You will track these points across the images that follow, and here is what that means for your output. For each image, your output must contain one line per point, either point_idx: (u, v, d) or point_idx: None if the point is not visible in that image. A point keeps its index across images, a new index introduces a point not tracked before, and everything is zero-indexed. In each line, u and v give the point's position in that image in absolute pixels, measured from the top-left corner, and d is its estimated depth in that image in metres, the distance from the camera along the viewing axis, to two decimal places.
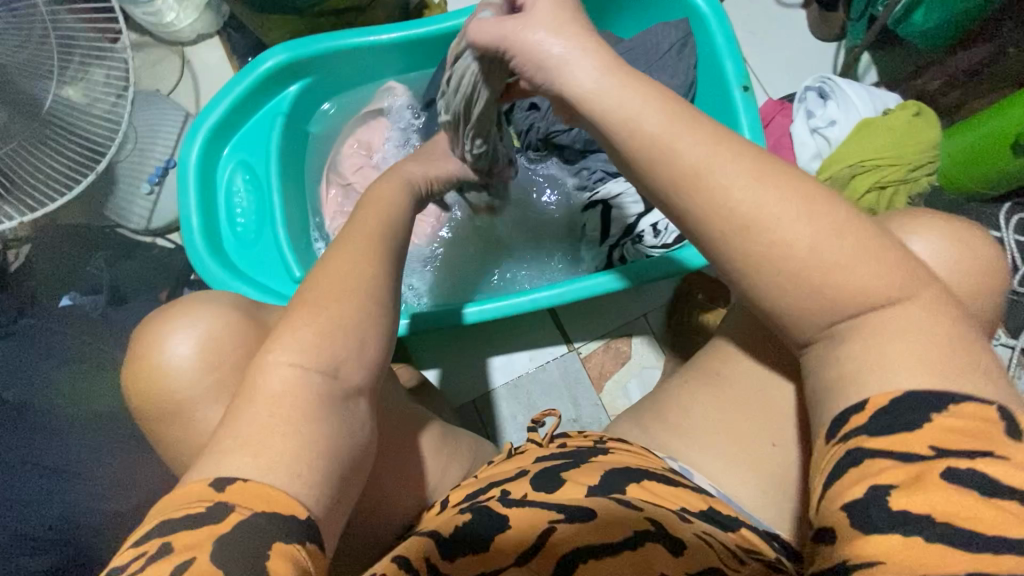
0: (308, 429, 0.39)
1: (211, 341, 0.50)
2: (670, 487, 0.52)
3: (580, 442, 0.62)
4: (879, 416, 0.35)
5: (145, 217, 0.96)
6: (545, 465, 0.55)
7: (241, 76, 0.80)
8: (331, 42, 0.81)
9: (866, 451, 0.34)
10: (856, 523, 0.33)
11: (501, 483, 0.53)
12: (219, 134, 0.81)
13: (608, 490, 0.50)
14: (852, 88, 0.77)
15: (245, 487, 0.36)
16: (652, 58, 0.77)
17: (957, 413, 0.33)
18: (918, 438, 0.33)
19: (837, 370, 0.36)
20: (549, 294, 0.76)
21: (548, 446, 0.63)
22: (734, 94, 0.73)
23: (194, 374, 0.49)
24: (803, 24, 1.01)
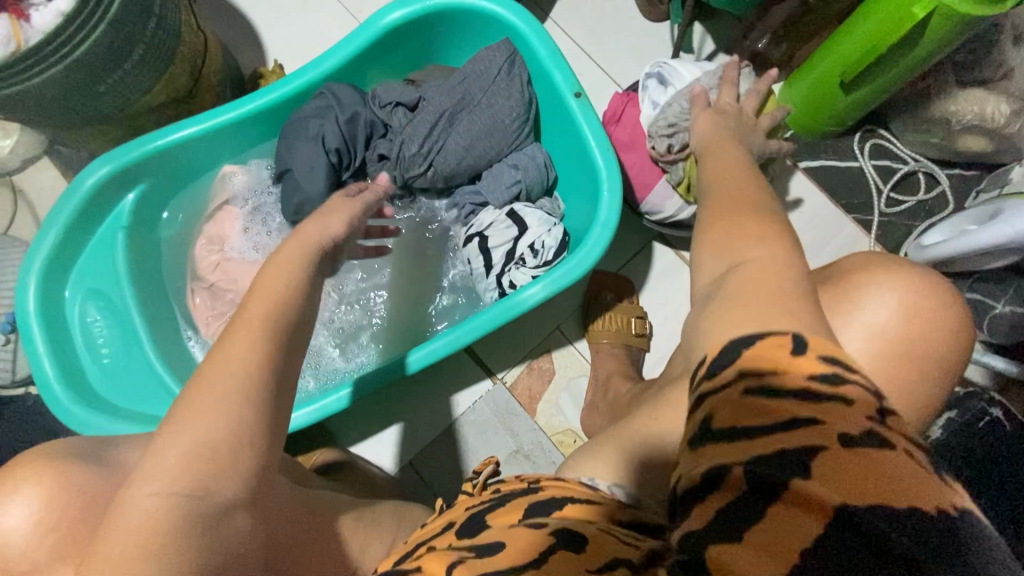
0: (175, 556, 0.36)
1: (49, 508, 0.45)
2: (589, 506, 0.52)
3: (513, 485, 0.61)
4: (745, 379, 0.34)
5: (9, 370, 0.87)
6: (473, 512, 0.56)
7: (64, 201, 0.74)
8: (153, 142, 0.77)
9: (711, 391, 0.34)
10: (704, 467, 0.32)
11: (430, 540, 0.53)
12: (54, 267, 0.75)
13: (529, 517, 0.49)
14: (686, 70, 0.81)
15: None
16: (485, 84, 0.76)
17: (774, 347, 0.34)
18: (730, 370, 0.34)
19: (721, 349, 0.36)
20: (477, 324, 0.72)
21: (482, 493, 0.62)
22: (569, 102, 0.73)
23: (37, 545, 0.44)
24: (634, 9, 1.03)
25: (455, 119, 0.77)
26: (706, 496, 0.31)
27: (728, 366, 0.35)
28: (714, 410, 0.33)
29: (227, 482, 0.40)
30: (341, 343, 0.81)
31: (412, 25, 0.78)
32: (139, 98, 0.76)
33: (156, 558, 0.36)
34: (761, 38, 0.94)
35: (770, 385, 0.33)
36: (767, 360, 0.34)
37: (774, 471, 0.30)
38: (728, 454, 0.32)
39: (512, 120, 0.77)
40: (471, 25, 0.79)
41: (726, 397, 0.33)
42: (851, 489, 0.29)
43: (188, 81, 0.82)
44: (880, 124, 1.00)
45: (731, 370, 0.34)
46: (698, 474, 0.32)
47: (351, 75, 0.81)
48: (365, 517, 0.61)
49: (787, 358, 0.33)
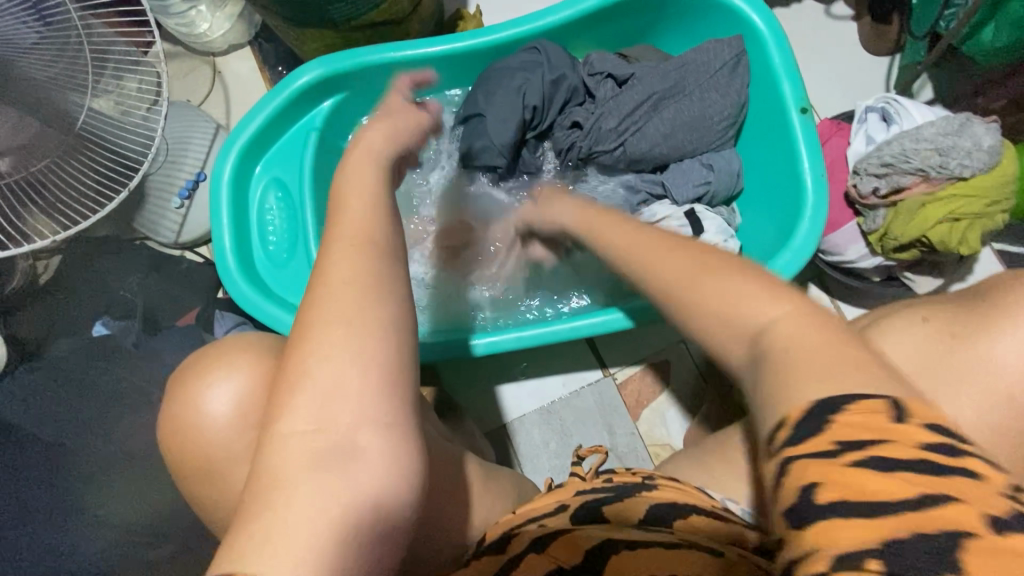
0: (333, 486, 0.32)
1: (239, 393, 0.47)
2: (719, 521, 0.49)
3: (625, 478, 0.59)
4: (851, 450, 0.30)
5: (174, 231, 0.94)
6: (587, 500, 0.54)
7: (276, 92, 0.78)
8: (367, 56, 0.79)
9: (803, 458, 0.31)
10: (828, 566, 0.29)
11: (542, 520, 0.52)
12: (251, 151, 0.79)
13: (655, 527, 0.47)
14: (920, 110, 0.71)
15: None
16: (703, 76, 0.73)
17: (854, 411, 0.31)
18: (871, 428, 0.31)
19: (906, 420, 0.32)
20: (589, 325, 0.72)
21: (594, 480, 0.61)
22: (791, 115, 0.69)
23: (233, 424, 0.47)
24: (854, 39, 0.97)
25: (662, 104, 0.74)
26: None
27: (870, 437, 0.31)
28: (821, 485, 0.30)
29: (351, 405, 0.34)
30: (456, 298, 0.83)
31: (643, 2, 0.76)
32: (366, 12, 0.79)
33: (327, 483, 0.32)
34: (996, 101, 0.86)
35: (874, 451, 0.30)
36: (859, 424, 0.31)
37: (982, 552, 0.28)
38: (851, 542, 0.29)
39: (720, 119, 0.74)
40: (702, 13, 0.76)
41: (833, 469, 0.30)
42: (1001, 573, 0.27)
43: (408, 7, 0.84)
44: None
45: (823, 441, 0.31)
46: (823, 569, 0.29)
47: (564, 36, 0.80)
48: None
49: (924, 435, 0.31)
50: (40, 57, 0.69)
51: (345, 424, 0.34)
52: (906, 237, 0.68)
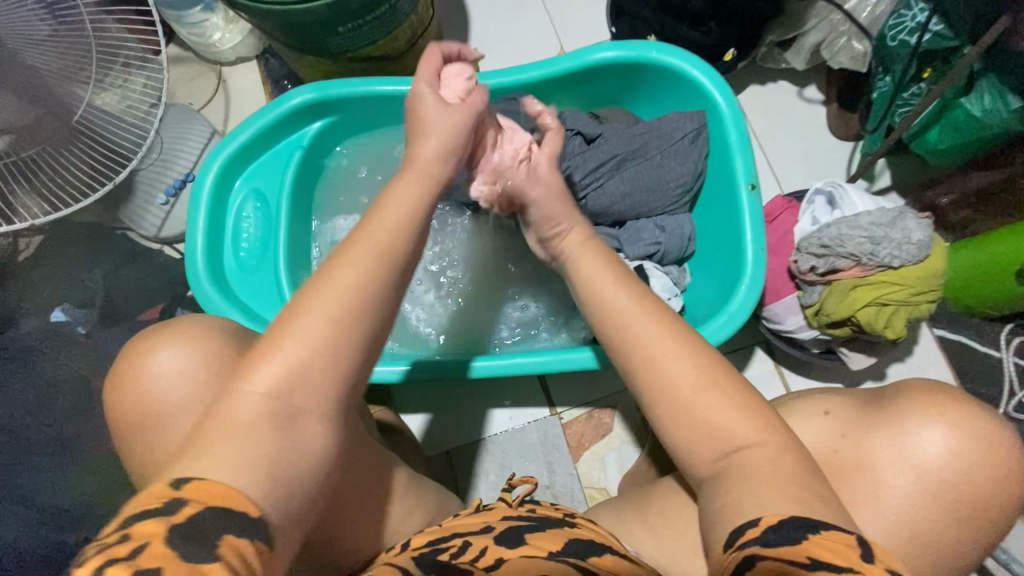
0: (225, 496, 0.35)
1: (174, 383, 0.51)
2: (627, 565, 0.51)
3: (548, 511, 0.59)
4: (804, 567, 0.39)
5: (158, 224, 0.98)
6: (512, 526, 0.54)
7: (267, 110, 0.83)
8: (357, 87, 0.84)
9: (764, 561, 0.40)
10: None
11: (466, 535, 0.53)
12: (237, 161, 0.84)
13: (565, 555, 0.49)
14: (859, 197, 0.77)
15: (213, 484, 0.36)
16: (665, 144, 0.78)
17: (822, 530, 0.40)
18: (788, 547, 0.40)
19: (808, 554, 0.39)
20: (534, 362, 0.76)
21: (518, 507, 0.60)
22: (740, 190, 0.74)
23: (162, 410, 0.51)
24: (822, 122, 1.02)
25: (624, 164, 0.79)
26: None
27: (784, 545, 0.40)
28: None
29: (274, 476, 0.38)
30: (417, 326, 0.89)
31: (620, 68, 0.81)
32: (363, 46, 0.84)
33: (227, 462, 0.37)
34: (945, 195, 0.89)
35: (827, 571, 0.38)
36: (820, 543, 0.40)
37: None
38: None
39: (676, 186, 0.79)
40: (674, 86, 0.82)
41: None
42: None
43: (405, 45, 0.89)
44: None
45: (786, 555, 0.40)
46: None
47: (543, 91, 0.86)
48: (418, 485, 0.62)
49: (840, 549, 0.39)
50: (47, 51, 0.73)
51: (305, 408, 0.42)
52: (838, 316, 0.72)
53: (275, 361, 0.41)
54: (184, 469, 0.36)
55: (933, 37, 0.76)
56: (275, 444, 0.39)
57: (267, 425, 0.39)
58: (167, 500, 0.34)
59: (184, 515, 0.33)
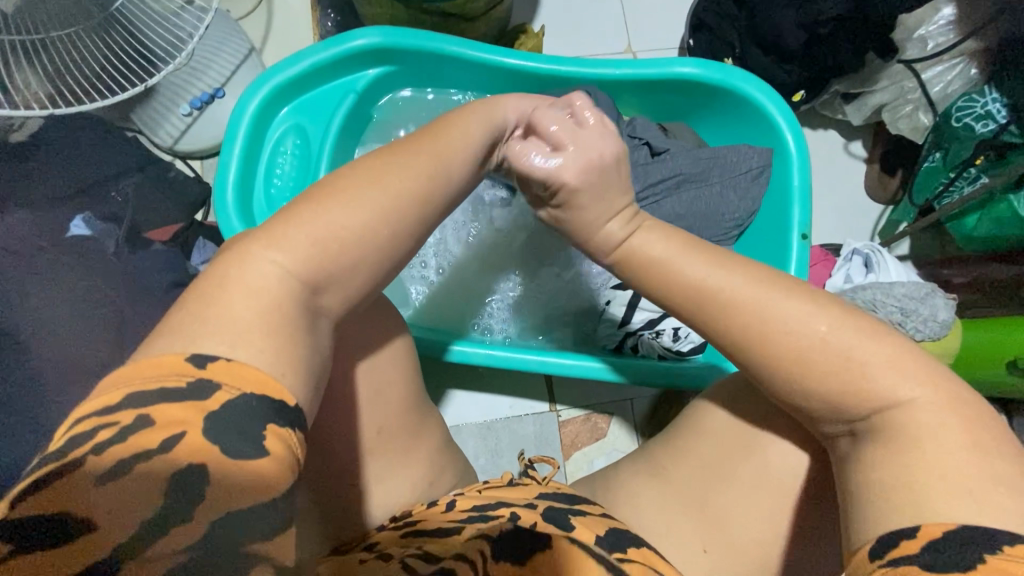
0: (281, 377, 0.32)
1: None
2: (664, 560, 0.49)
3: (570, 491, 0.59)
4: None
5: (175, 136, 0.91)
6: (554, 505, 0.53)
7: (327, 45, 0.77)
8: (426, 42, 0.79)
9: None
10: None
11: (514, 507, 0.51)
12: (286, 91, 0.78)
13: (612, 547, 0.48)
14: (896, 267, 0.79)
15: (240, 370, 0.31)
16: (728, 175, 0.78)
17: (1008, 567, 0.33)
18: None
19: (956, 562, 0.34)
20: (557, 363, 0.76)
21: (548, 485, 0.60)
22: (791, 238, 0.75)
23: None
24: (860, 179, 1.04)
25: (682, 185, 0.79)
26: None
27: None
28: None
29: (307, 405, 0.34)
30: (438, 299, 0.87)
31: (700, 88, 0.80)
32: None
33: (262, 349, 0.32)
34: (959, 276, 0.94)
35: None
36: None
37: None
38: None
39: (729, 218, 0.79)
40: (747, 118, 0.81)
41: None
42: None
43: (482, 8, 0.84)
44: (1006, 409, 1.00)
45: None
46: None
47: (614, 91, 0.84)
48: (449, 452, 0.62)
49: None
50: None
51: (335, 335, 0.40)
52: None
53: (284, 283, 0.35)
54: (209, 344, 0.31)
55: (1007, 132, 0.78)
56: (310, 352, 0.35)
57: (302, 326, 0.35)
58: (193, 381, 0.30)
59: (220, 402, 0.30)
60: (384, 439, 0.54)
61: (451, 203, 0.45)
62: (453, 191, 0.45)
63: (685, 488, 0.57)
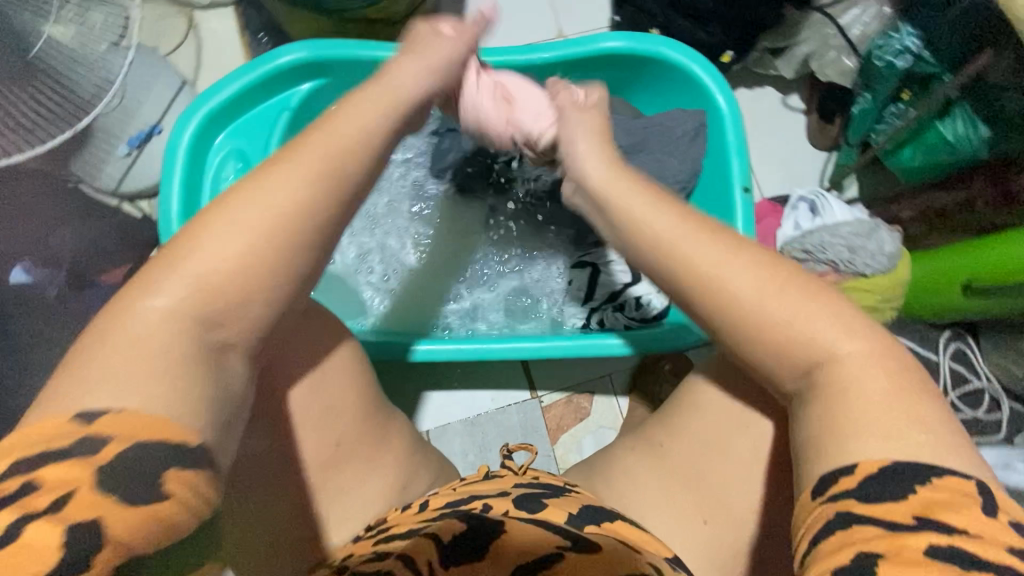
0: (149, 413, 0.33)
1: None
2: (639, 530, 0.50)
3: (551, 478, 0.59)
4: (927, 530, 0.34)
5: (116, 178, 0.88)
6: (529, 491, 0.53)
7: (253, 66, 0.77)
8: (351, 50, 0.79)
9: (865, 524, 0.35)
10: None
11: (485, 498, 0.52)
12: (218, 117, 0.78)
13: (584, 522, 0.49)
14: (841, 208, 0.81)
15: (124, 418, 0.32)
16: (665, 141, 0.80)
17: (945, 489, 0.35)
18: (902, 508, 0.35)
19: (888, 469, 0.36)
20: (528, 347, 0.76)
21: (525, 474, 0.60)
22: (734, 192, 0.76)
23: None
24: (802, 130, 1.06)
25: (623, 157, 0.81)
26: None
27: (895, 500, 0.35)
28: (883, 556, 0.33)
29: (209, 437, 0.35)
30: (405, 301, 0.87)
31: (628, 59, 0.81)
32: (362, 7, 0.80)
33: (160, 380, 0.34)
34: (907, 210, 0.95)
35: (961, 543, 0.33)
36: (943, 498, 0.35)
37: None
38: None
39: (673, 182, 0.81)
40: (678, 82, 0.82)
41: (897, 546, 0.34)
42: None
43: (404, 11, 0.85)
44: (970, 332, 1.02)
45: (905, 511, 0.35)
46: None
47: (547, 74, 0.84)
48: (420, 450, 0.63)
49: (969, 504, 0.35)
50: None
51: (257, 342, 0.41)
52: None
53: (187, 307, 0.37)
54: (91, 401, 0.32)
55: (920, 62, 0.80)
56: (216, 388, 0.37)
57: (200, 362, 0.36)
58: (79, 440, 0.31)
59: (110, 455, 0.31)
60: (343, 445, 0.55)
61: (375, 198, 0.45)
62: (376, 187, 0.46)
63: (675, 464, 0.58)
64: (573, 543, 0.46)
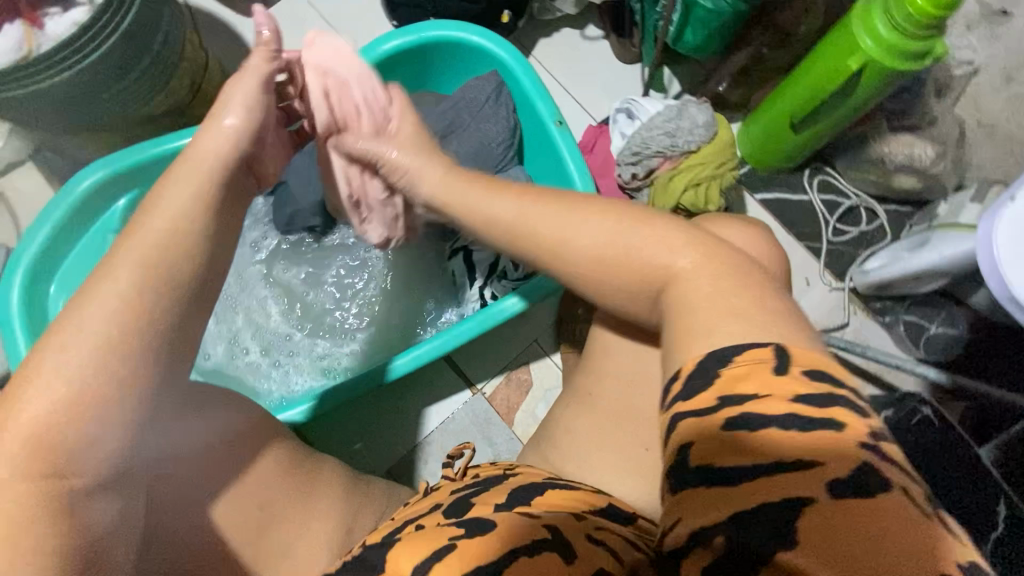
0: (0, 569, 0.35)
1: None
2: (565, 494, 0.50)
3: (490, 471, 0.59)
4: (727, 403, 0.37)
5: None
6: (461, 493, 0.52)
7: (55, 204, 0.77)
8: (145, 150, 0.79)
9: (687, 415, 0.38)
10: (702, 501, 0.35)
11: (418, 518, 0.50)
12: (42, 265, 0.77)
13: (511, 502, 0.48)
14: (651, 103, 0.85)
15: None
16: (473, 110, 0.82)
17: (747, 359, 0.38)
18: (707, 391, 0.38)
19: (697, 363, 0.40)
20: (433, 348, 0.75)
21: (463, 479, 0.59)
22: (551, 128, 0.81)
23: None
24: (609, 53, 1.12)
25: (444, 140, 0.83)
26: (691, 498, 0.36)
27: (700, 386, 0.39)
28: (691, 442, 0.37)
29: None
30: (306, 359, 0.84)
31: (409, 54, 0.84)
32: (142, 106, 0.80)
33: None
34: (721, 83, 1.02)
35: (750, 406, 0.37)
36: (744, 368, 0.38)
37: (764, 526, 0.33)
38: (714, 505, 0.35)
39: (497, 144, 0.83)
40: (462, 56, 0.86)
41: (702, 425, 0.37)
42: (830, 538, 0.32)
43: (188, 93, 0.86)
44: (827, 162, 1.08)
45: (708, 393, 0.38)
46: (700, 491, 0.36)
47: None
48: (359, 489, 0.61)
49: (760, 366, 0.38)
50: None
51: None
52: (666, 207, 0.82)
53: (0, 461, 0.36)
54: None
55: None
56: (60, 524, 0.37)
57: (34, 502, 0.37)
58: None
59: None
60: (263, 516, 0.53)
61: (166, 268, 0.45)
62: (168, 258, 0.45)
63: (599, 404, 0.62)
64: (470, 529, 0.44)
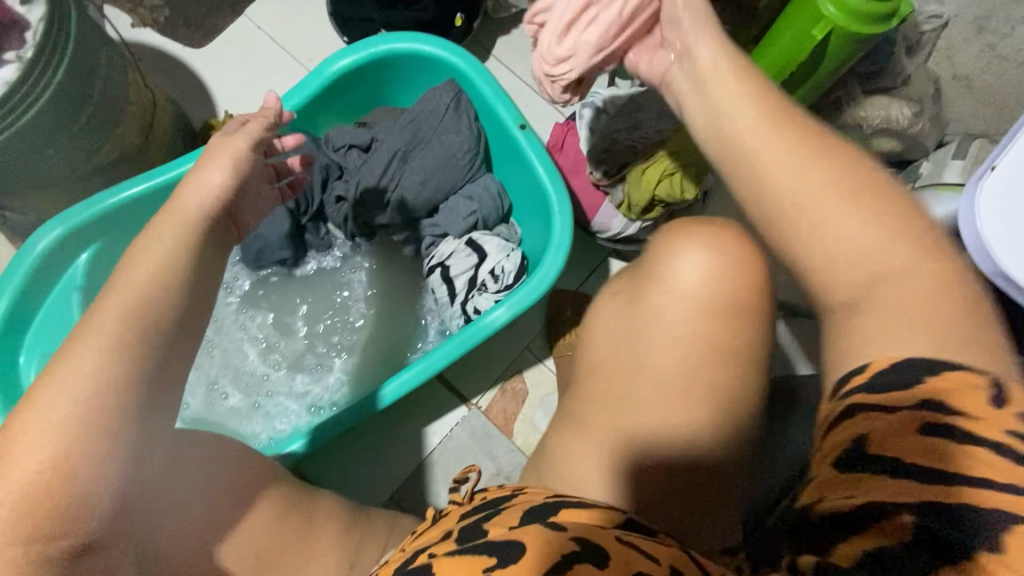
0: None
1: None
2: (584, 510, 0.44)
3: (496, 492, 0.52)
4: (929, 406, 0.33)
5: None
6: (469, 519, 0.46)
7: (12, 269, 0.74)
8: (100, 204, 0.77)
9: (869, 405, 0.34)
10: (862, 486, 0.32)
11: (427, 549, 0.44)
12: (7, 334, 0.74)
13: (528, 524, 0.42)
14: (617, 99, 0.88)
15: None
16: (434, 122, 0.80)
17: (951, 376, 0.33)
18: (910, 391, 0.34)
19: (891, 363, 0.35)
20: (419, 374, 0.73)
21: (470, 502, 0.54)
22: (515, 133, 0.78)
23: None
24: None
25: (408, 156, 0.81)
26: (849, 477, 0.33)
27: (892, 385, 0.34)
28: (871, 431, 0.33)
29: None
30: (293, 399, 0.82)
31: (361, 72, 0.81)
32: (92, 155, 0.77)
33: None
34: None
35: (955, 416, 0.32)
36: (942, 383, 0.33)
37: (934, 521, 0.30)
38: (879, 490, 0.32)
39: (461, 154, 0.81)
40: (416, 69, 0.84)
41: (895, 421, 0.33)
42: (999, 551, 0.29)
43: (140, 137, 0.83)
44: None
45: (911, 393, 0.34)
46: (865, 475, 0.33)
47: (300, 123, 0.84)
48: None
49: (969, 386, 0.33)
50: None
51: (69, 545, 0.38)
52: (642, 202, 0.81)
53: None
54: None
55: None
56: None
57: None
58: None
59: None
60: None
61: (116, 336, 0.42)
62: None
63: None
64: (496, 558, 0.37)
